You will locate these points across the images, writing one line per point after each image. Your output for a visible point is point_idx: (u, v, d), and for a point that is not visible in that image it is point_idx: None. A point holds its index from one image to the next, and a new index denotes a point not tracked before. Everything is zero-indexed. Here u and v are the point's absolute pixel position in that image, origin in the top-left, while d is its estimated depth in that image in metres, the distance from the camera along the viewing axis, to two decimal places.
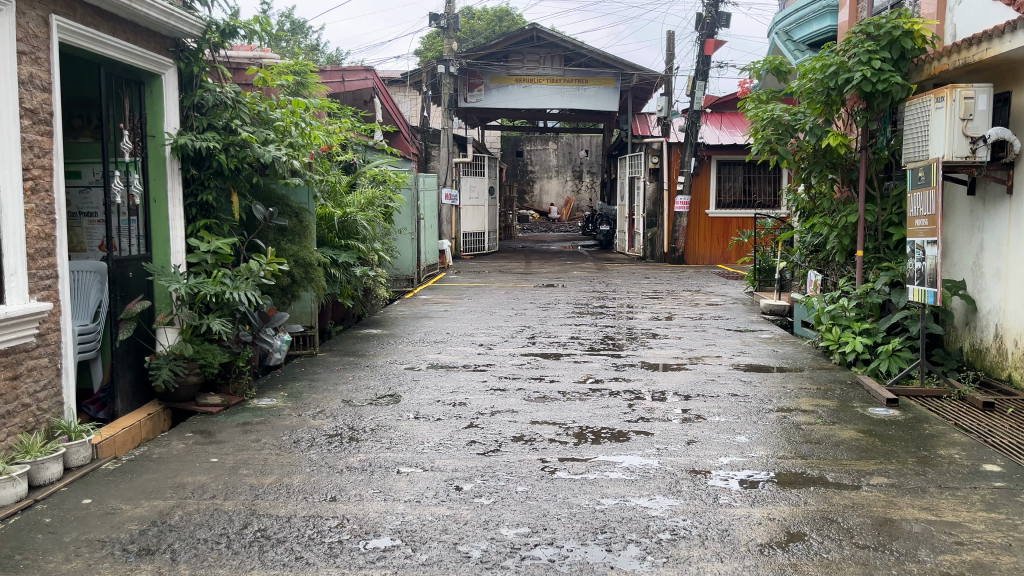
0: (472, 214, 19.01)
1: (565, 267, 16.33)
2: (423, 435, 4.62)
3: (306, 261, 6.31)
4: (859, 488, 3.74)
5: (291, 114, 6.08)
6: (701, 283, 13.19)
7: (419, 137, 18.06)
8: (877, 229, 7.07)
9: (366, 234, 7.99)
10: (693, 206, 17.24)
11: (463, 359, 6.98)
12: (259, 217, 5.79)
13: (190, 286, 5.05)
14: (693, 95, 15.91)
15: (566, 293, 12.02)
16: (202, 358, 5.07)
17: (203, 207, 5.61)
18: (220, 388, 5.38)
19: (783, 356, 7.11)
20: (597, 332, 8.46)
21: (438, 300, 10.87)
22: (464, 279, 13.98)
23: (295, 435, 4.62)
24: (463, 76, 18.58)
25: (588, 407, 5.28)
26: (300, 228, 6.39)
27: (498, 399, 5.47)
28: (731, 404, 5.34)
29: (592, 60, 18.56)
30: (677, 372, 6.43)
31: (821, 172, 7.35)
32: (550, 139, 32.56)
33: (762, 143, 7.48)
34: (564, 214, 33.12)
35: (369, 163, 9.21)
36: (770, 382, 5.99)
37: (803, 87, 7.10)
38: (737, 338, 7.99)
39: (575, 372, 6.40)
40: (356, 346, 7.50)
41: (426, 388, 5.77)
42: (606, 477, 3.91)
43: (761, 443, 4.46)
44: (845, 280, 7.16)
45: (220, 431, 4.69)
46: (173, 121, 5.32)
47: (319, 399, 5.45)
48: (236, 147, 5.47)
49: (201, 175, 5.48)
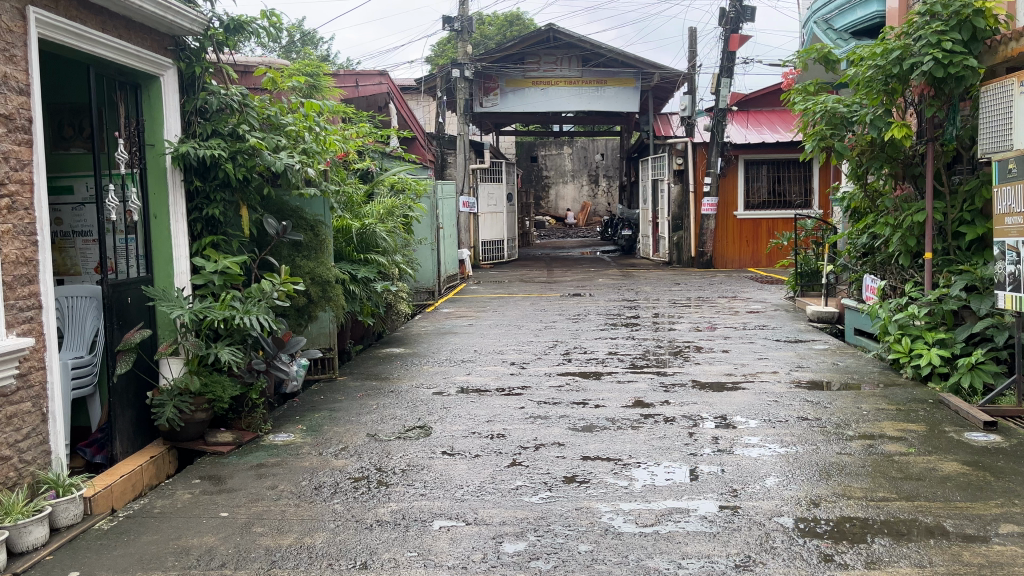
0: (490, 222, 18.47)
1: (590, 274, 15.76)
2: (462, 476, 4.05)
3: (324, 278, 5.76)
4: (990, 540, 3.13)
5: (304, 118, 5.55)
6: (734, 289, 12.58)
7: (435, 143, 17.53)
8: (946, 228, 6.48)
9: (387, 246, 7.43)
10: (721, 208, 16.64)
11: (495, 381, 6.40)
12: (271, 231, 5.22)
13: (195, 311, 4.50)
14: (719, 92, 15.30)
15: (595, 303, 11.43)
16: (211, 392, 4.54)
17: (209, 221, 5.05)
18: (232, 423, 4.85)
19: (845, 370, 6.49)
20: (636, 346, 7.86)
21: (461, 313, 10.32)
22: (486, 289, 13.42)
23: (317, 479, 4.06)
24: (479, 80, 18.00)
25: (644, 438, 4.68)
26: (316, 242, 5.86)
27: (541, 429, 4.88)
28: (803, 430, 4.74)
29: (611, 60, 17.98)
30: (733, 392, 5.82)
31: (880, 169, 6.74)
32: (565, 143, 32.05)
33: (816, 139, 6.87)
34: (581, 219, 32.54)
35: (386, 170, 8.68)
36: (841, 402, 5.37)
37: (860, 75, 6.51)
38: (789, 350, 7.38)
39: (621, 394, 5.81)
40: (378, 368, 6.94)
41: (459, 417, 5.20)
42: (682, 531, 3.31)
43: (853, 479, 3.85)
44: (910, 284, 6.51)
45: (231, 476, 4.13)
46: (175, 128, 4.79)
47: (341, 433, 4.89)
48: (245, 155, 4.93)
49: (206, 186, 4.92)
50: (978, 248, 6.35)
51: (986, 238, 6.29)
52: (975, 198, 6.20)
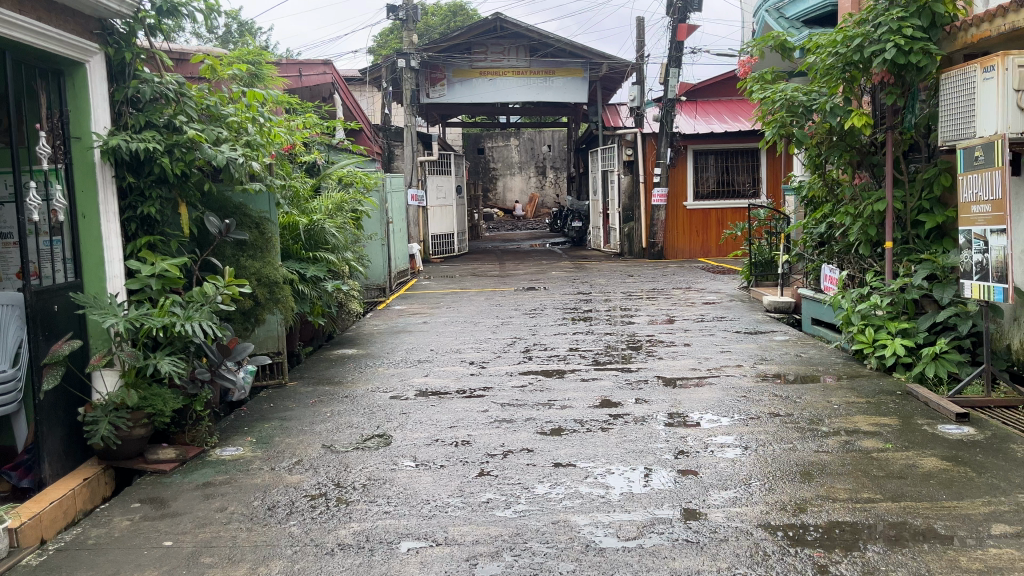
0: (440, 215, 18.15)
1: (542, 267, 15.58)
2: (428, 490, 3.80)
3: (270, 279, 5.46)
4: (984, 543, 3.02)
5: (247, 108, 5.20)
6: (688, 280, 12.53)
7: (381, 135, 17.12)
8: (905, 217, 6.43)
9: (336, 243, 7.09)
10: (671, 199, 16.63)
11: (455, 382, 6.15)
12: (213, 230, 4.87)
13: (131, 319, 4.13)
14: (667, 82, 15.25)
15: (551, 297, 11.24)
16: (151, 406, 4.19)
17: (145, 220, 4.67)
18: (174, 438, 4.50)
19: (810, 362, 6.41)
20: (597, 341, 7.68)
21: (414, 310, 10.02)
22: (438, 285, 13.12)
23: (270, 498, 3.76)
24: (425, 70, 17.63)
25: (616, 440, 4.49)
26: (262, 241, 5.53)
27: (507, 434, 4.65)
28: (777, 427, 4.61)
29: (559, 50, 17.79)
30: (700, 388, 5.68)
31: (840, 158, 6.68)
32: (512, 135, 31.82)
33: (776, 127, 6.76)
34: (529, 211, 32.38)
35: (333, 163, 8.31)
36: (810, 396, 5.26)
37: (819, 63, 6.43)
38: (751, 342, 7.30)
39: (587, 393, 5.61)
40: (331, 372, 6.61)
41: (420, 424, 4.94)
42: (667, 543, 3.12)
43: (836, 480, 3.72)
44: (871, 274, 6.42)
45: (175, 498, 3.80)
46: (104, 119, 4.41)
47: (294, 446, 4.58)
48: (182, 149, 4.59)
49: (140, 182, 4.55)
50: (937, 237, 6.33)
51: (945, 227, 6.27)
52: (933, 186, 6.17)
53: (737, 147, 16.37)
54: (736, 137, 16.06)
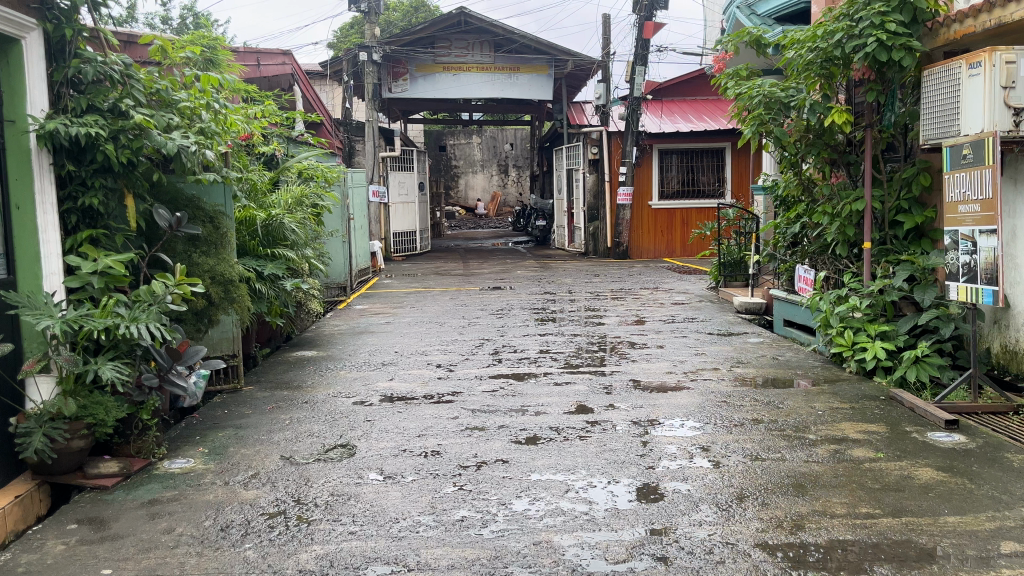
0: (401, 213, 17.77)
1: (506, 267, 15.31)
2: (398, 507, 3.51)
3: (225, 277, 5.09)
4: (995, 564, 2.84)
5: (200, 93, 4.86)
6: (655, 280, 12.38)
7: (341, 130, 16.69)
8: (883, 217, 6.31)
9: (296, 239, 6.74)
10: (636, 198, 16.50)
11: (422, 387, 5.85)
12: (162, 223, 4.48)
13: (69, 320, 3.76)
14: (633, 80, 15.10)
15: (517, 296, 10.99)
16: (92, 416, 3.82)
17: (87, 212, 4.28)
18: (117, 449, 4.14)
19: (787, 365, 6.26)
20: (568, 343, 7.44)
21: (377, 310, 9.69)
22: (400, 284, 12.76)
23: (223, 518, 3.44)
24: (387, 64, 17.24)
25: (596, 449, 4.25)
26: (216, 236, 5.17)
27: (480, 444, 4.38)
28: (763, 435, 4.41)
29: (524, 46, 17.55)
30: (679, 393, 5.47)
31: (818, 157, 6.54)
32: (473, 132, 31.49)
33: (754, 124, 6.59)
34: (490, 210, 32.08)
35: (293, 156, 7.94)
36: (792, 402, 5.08)
37: (798, 58, 6.27)
38: (725, 344, 7.13)
39: (561, 399, 5.36)
40: (290, 376, 6.25)
41: (387, 432, 4.64)
42: (660, 567, 2.89)
43: (831, 493, 3.52)
44: (849, 275, 6.26)
45: (117, 519, 3.45)
46: (40, 101, 4.02)
47: (250, 457, 4.24)
48: (127, 134, 4.23)
49: (81, 171, 4.16)
50: (915, 237, 6.22)
51: (922, 227, 6.17)
52: (912, 186, 6.07)
53: (702, 146, 16.31)
54: (701, 137, 15.99)
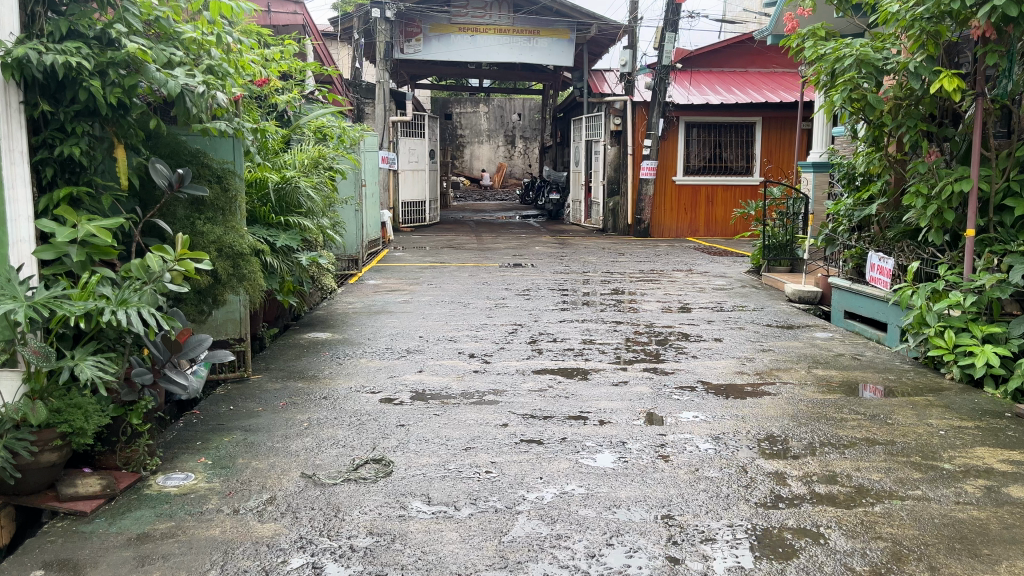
0: (411, 181, 16.89)
1: (522, 242, 14.46)
2: (459, 557, 2.73)
3: (235, 249, 4.28)
4: None
5: (210, 24, 4.01)
6: (687, 261, 11.54)
7: (350, 91, 15.78)
8: (988, 200, 5.50)
9: (312, 207, 5.90)
10: (660, 173, 15.62)
11: (457, 382, 5.05)
12: (160, 181, 3.64)
13: (39, 304, 2.93)
14: (662, 48, 14.16)
15: (541, 275, 10.16)
16: (67, 423, 3.02)
17: (66, 165, 3.45)
18: (100, 461, 3.35)
19: (873, 366, 5.48)
20: (612, 332, 6.64)
21: (392, 286, 8.87)
22: (413, 257, 11.92)
23: (234, 566, 2.65)
24: (400, 22, 16.24)
25: (687, 476, 3.47)
26: (224, 200, 4.33)
27: (544, 463, 3.59)
28: (886, 461, 3.63)
29: (545, 8, 16.55)
30: (761, 400, 4.67)
31: (914, 129, 5.72)
32: (481, 100, 30.43)
33: (845, 90, 5.75)
34: (496, 181, 31.10)
35: (307, 111, 7.06)
36: (902, 417, 4.28)
37: (900, 13, 5.44)
38: (791, 339, 6.34)
39: (626, 404, 4.57)
40: (304, 363, 5.44)
41: (428, 444, 3.84)
42: None
43: (1014, 555, 2.76)
44: (944, 266, 5.46)
45: (96, 563, 2.66)
46: (9, 23, 3.15)
47: (265, 474, 3.45)
48: (119, 70, 3.40)
49: (59, 114, 3.33)
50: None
51: None
52: None
53: (731, 121, 15.42)
54: (732, 109, 15.11)
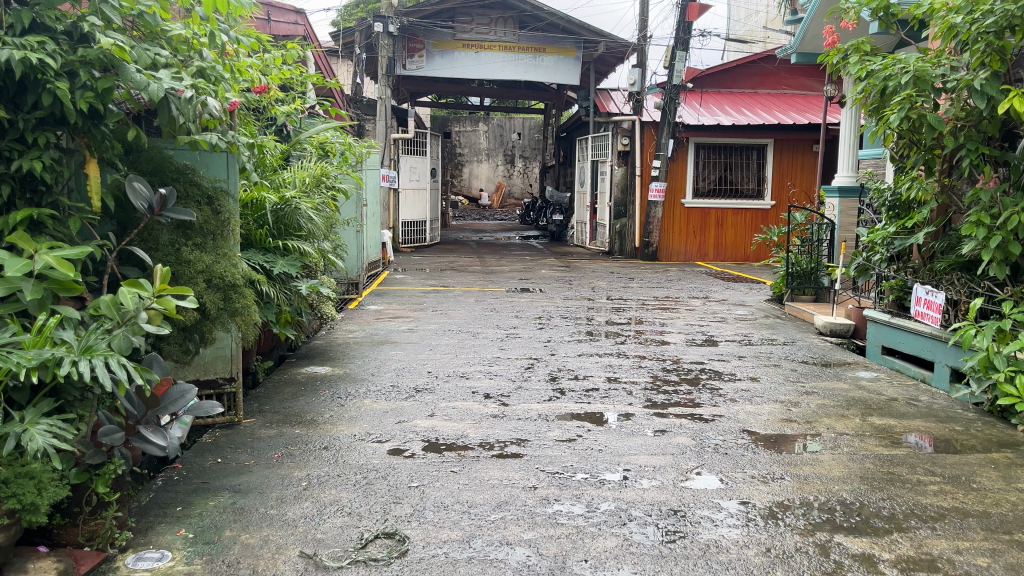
0: (412, 200, 16.39)
1: (527, 264, 13.93)
2: None
3: (227, 279, 3.75)
4: None
5: (201, 21, 3.47)
6: (702, 288, 11.02)
7: (350, 107, 15.31)
8: None
9: (312, 230, 5.36)
10: (669, 195, 15.14)
11: (474, 429, 4.49)
12: (137, 204, 3.10)
13: None
14: (673, 67, 13.74)
15: (551, 302, 9.63)
16: (15, 498, 2.45)
17: (27, 180, 2.92)
18: (58, 538, 2.77)
19: (933, 414, 4.94)
20: (637, 369, 6.09)
21: (395, 313, 8.31)
22: (415, 280, 11.37)
23: None
24: (402, 38, 15.79)
25: (758, 559, 2.92)
26: (215, 224, 3.81)
27: (587, 541, 3.04)
28: (987, 541, 3.09)
29: (552, 25, 16.13)
30: (819, 455, 4.12)
31: (974, 152, 5.22)
32: (480, 119, 30.06)
33: (902, 107, 5.19)
34: (495, 201, 30.68)
35: (308, 125, 6.54)
36: (988, 481, 3.75)
37: (962, 25, 4.97)
38: (835, 379, 5.81)
39: (668, 460, 4.02)
40: (301, 403, 4.87)
41: (449, 513, 3.27)
42: None
43: None
44: (1011, 303, 4.95)
45: None
46: None
47: (256, 554, 2.87)
48: (91, 70, 2.88)
49: (17, 121, 2.81)
50: None
51: None
52: None
53: (742, 142, 14.98)
54: (744, 130, 14.66)
